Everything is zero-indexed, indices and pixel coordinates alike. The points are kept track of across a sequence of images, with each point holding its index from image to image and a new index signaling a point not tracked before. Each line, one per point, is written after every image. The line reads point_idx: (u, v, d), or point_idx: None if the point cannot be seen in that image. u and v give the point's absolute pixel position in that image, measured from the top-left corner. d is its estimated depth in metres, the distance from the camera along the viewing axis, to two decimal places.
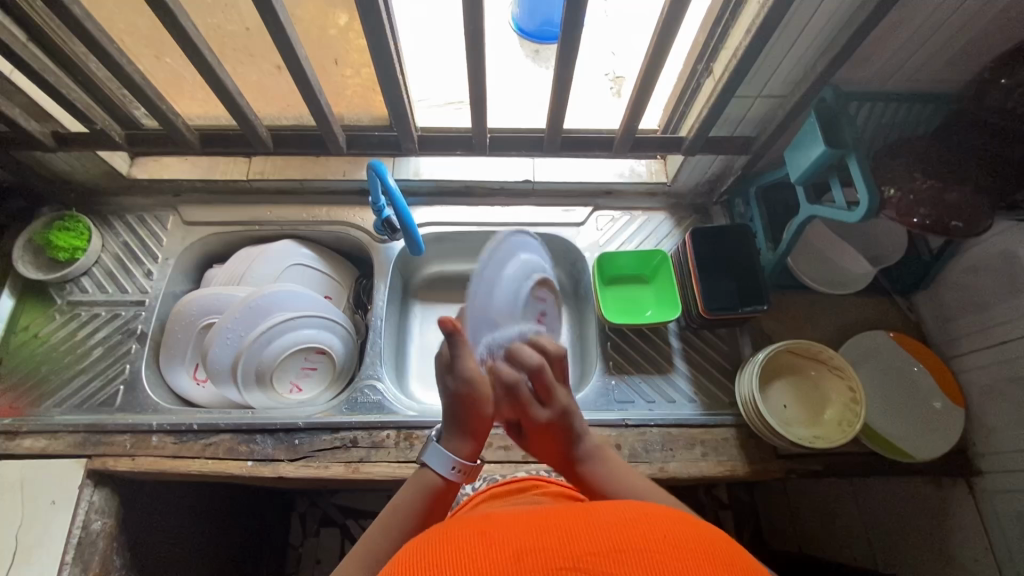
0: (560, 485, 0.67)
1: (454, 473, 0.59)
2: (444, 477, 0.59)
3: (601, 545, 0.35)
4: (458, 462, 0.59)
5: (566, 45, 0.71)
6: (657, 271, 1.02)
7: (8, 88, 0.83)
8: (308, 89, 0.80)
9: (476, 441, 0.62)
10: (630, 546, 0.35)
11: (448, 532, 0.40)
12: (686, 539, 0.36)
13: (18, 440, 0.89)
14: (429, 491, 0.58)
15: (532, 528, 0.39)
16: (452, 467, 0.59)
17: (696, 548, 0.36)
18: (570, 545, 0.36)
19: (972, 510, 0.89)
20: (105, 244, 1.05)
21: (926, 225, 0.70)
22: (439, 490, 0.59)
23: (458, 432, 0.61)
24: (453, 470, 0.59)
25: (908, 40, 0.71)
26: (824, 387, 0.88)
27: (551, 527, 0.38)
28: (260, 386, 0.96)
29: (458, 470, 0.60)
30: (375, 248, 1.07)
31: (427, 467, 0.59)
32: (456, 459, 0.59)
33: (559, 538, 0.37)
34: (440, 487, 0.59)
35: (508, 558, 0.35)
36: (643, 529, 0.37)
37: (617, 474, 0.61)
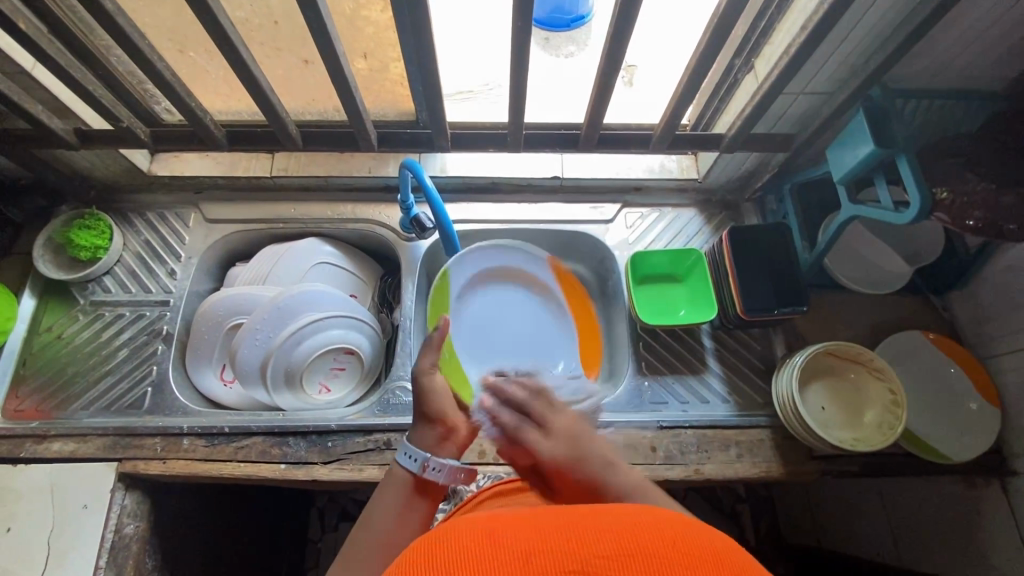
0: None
1: (413, 463, 0.60)
2: (410, 470, 0.60)
3: (614, 549, 0.33)
4: (414, 451, 0.60)
5: (614, 42, 0.69)
6: (691, 271, 1.01)
7: (30, 84, 0.80)
8: (343, 83, 0.78)
9: (437, 430, 0.65)
10: (645, 554, 0.33)
11: (453, 531, 0.37)
12: (701, 544, 0.34)
13: (46, 443, 0.87)
14: (405, 486, 0.59)
15: (543, 527, 0.36)
16: (412, 456, 0.60)
17: (712, 554, 0.33)
18: (578, 548, 0.34)
19: (1006, 510, 0.87)
20: (126, 243, 1.03)
21: (978, 228, 0.71)
22: (412, 482, 0.59)
23: (420, 425, 0.66)
24: (414, 461, 0.60)
25: (965, 37, 0.69)
26: (862, 389, 0.87)
27: (561, 530, 0.36)
28: (289, 386, 0.95)
29: (417, 460, 0.60)
30: (402, 246, 1.05)
31: (394, 464, 0.61)
32: (416, 449, 0.60)
33: (567, 539, 0.35)
34: (414, 481, 0.60)
35: (515, 561, 0.33)
36: (657, 533, 0.35)
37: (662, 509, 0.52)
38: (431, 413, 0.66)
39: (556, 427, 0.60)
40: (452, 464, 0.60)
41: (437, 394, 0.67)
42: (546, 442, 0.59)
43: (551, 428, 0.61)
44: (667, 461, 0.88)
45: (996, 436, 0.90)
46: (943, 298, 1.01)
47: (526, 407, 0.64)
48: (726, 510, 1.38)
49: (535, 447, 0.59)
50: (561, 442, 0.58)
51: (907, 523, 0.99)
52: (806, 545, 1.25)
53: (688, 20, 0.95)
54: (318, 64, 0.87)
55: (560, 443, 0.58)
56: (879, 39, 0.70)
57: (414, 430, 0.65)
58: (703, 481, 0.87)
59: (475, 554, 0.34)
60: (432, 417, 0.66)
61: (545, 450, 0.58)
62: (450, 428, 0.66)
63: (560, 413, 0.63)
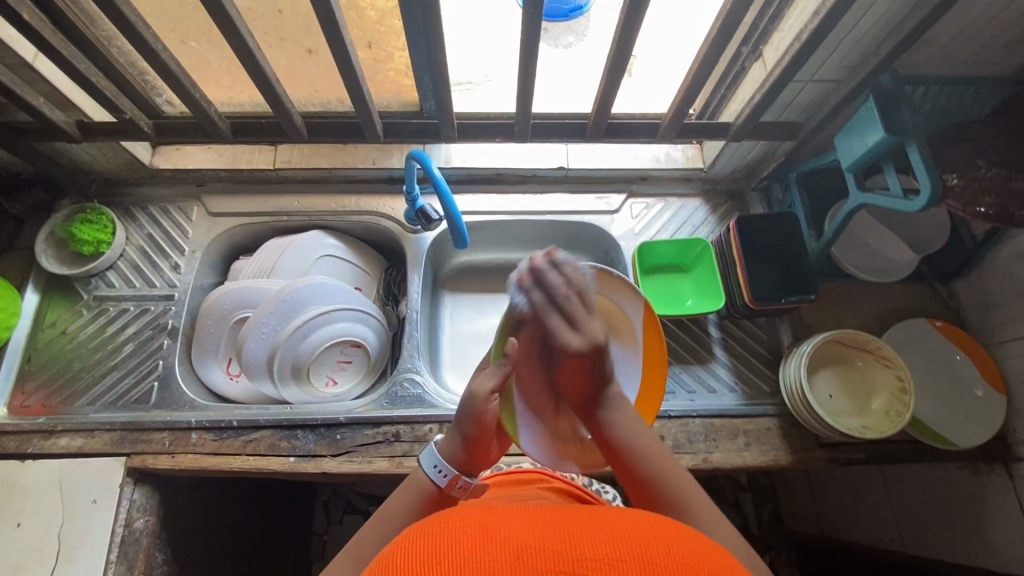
0: (563, 482, 0.67)
1: (441, 478, 0.59)
2: (436, 484, 0.59)
3: (606, 552, 0.33)
4: (444, 465, 0.60)
5: (625, 29, 0.68)
6: (697, 261, 1.00)
7: (31, 75, 0.79)
8: (350, 73, 0.77)
9: (471, 452, 0.62)
10: (637, 560, 0.33)
11: (447, 521, 0.38)
12: (693, 555, 0.34)
13: (54, 439, 0.87)
14: (424, 494, 0.59)
15: (537, 526, 0.37)
16: (440, 469, 0.59)
17: (701, 561, 0.34)
18: (571, 546, 0.34)
19: (1010, 495, 0.88)
20: (128, 237, 1.02)
21: (989, 215, 0.69)
22: (433, 494, 0.59)
23: (455, 437, 0.62)
24: (442, 475, 0.59)
25: (976, 22, 0.69)
26: (870, 377, 0.88)
27: (554, 530, 0.36)
28: (296, 379, 0.94)
29: (446, 476, 0.59)
30: (407, 238, 1.05)
31: (420, 470, 0.60)
32: (446, 465, 0.59)
33: (559, 538, 0.35)
34: (437, 494, 0.59)
35: (507, 554, 0.33)
36: (650, 541, 0.35)
37: (636, 432, 0.59)
38: (470, 439, 0.61)
39: (584, 322, 0.58)
40: (477, 486, 0.60)
41: (481, 419, 0.61)
42: (569, 333, 0.58)
43: (578, 324, 0.58)
44: (675, 450, 0.88)
45: (1001, 422, 0.91)
46: (947, 286, 1.01)
47: (561, 299, 0.59)
48: (729, 498, 1.39)
49: (559, 336, 0.58)
50: (584, 340, 0.57)
51: (910, 509, 1.00)
52: (808, 532, 1.26)
53: (694, 8, 0.94)
54: (322, 54, 0.86)
55: (578, 341, 0.57)
56: (891, 25, 0.69)
57: (448, 441, 0.62)
58: (711, 470, 0.87)
59: (466, 545, 0.34)
60: (473, 440, 0.61)
61: (568, 343, 0.57)
62: (483, 452, 0.63)
63: (592, 310, 0.59)
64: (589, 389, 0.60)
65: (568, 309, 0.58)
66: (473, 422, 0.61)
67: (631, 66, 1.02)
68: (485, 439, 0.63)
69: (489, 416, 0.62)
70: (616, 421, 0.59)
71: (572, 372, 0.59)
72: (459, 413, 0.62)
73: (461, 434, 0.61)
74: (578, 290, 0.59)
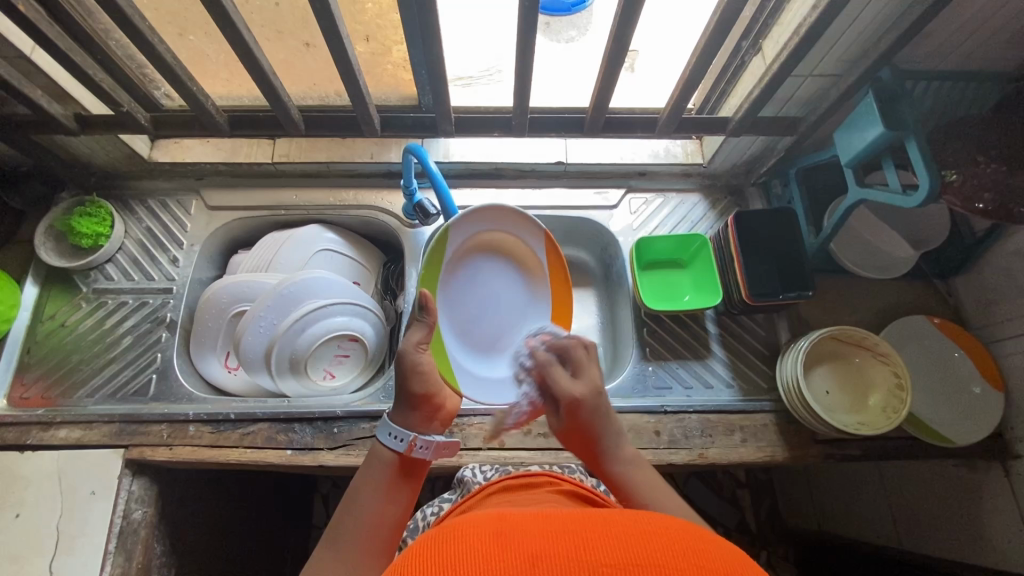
0: (573, 485, 0.66)
1: (400, 443, 0.59)
2: (396, 450, 0.59)
3: (620, 557, 0.34)
4: (399, 431, 0.60)
5: (622, 22, 0.68)
6: (695, 257, 1.00)
7: (29, 68, 0.79)
8: (347, 67, 0.77)
9: (420, 412, 0.64)
10: (652, 565, 0.33)
11: (460, 528, 0.38)
12: (706, 556, 0.35)
13: (52, 430, 0.87)
14: (388, 463, 0.59)
15: (548, 532, 0.37)
16: (396, 435, 0.60)
17: (722, 564, 0.34)
18: (588, 554, 0.34)
19: (1006, 493, 0.88)
20: (127, 230, 1.03)
21: (988, 211, 0.69)
22: (397, 461, 0.59)
23: (402, 405, 0.64)
24: (400, 440, 0.59)
25: (976, 17, 0.68)
26: (867, 374, 0.88)
27: (567, 536, 0.36)
28: (294, 373, 0.94)
29: (403, 440, 0.59)
30: (405, 233, 1.05)
31: (378, 441, 0.60)
32: (400, 429, 0.60)
33: (576, 546, 0.35)
34: (401, 460, 0.60)
35: (521, 562, 0.34)
36: (663, 543, 0.35)
37: (649, 484, 0.57)
38: (414, 396, 0.64)
39: (585, 374, 0.63)
40: (438, 441, 0.60)
41: (421, 373, 0.65)
42: (569, 383, 0.63)
43: (581, 376, 0.63)
44: (671, 445, 0.88)
45: (999, 419, 0.91)
46: (947, 284, 1.01)
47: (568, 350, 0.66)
48: (727, 494, 1.39)
49: (556, 383, 0.63)
50: (585, 389, 0.62)
51: (906, 507, 1.00)
52: (806, 528, 1.27)
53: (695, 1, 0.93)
54: (319, 47, 0.86)
55: (578, 386, 0.62)
56: (891, 20, 0.68)
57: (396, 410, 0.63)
58: (707, 465, 0.87)
59: (480, 555, 0.34)
60: (419, 399, 0.64)
61: (562, 390, 0.62)
62: (433, 407, 0.65)
63: (594, 365, 0.65)
64: (592, 444, 0.60)
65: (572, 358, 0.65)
66: (411, 381, 0.64)
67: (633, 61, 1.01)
68: (430, 394, 0.65)
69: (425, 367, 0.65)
70: (629, 475, 0.58)
71: (574, 423, 0.61)
72: (400, 378, 0.64)
73: (404, 395, 0.64)
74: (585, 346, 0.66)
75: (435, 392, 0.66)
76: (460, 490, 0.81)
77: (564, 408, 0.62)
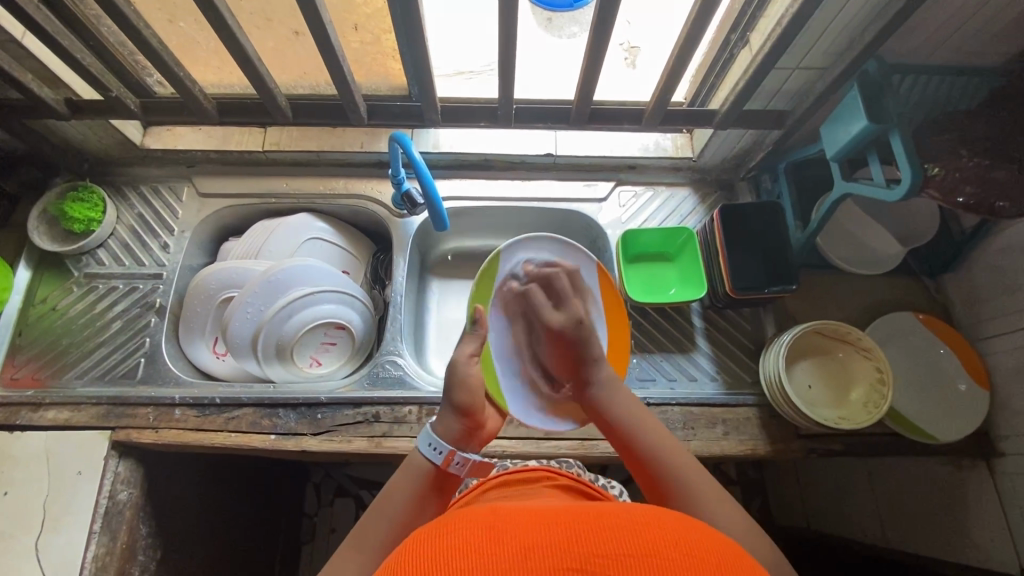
0: (570, 479, 0.66)
1: (437, 455, 0.60)
2: (432, 462, 0.60)
3: (613, 548, 0.34)
4: (438, 442, 0.61)
5: (602, 12, 0.68)
6: (682, 250, 1.00)
7: (19, 52, 0.80)
8: (331, 54, 0.77)
9: (463, 426, 0.64)
10: (644, 555, 0.34)
11: (453, 524, 0.39)
12: (698, 547, 0.35)
13: (41, 411, 0.89)
14: (422, 475, 0.60)
15: (542, 525, 0.37)
16: (436, 447, 0.60)
17: (714, 559, 0.35)
18: (581, 546, 0.34)
19: (989, 490, 0.88)
20: (119, 216, 1.04)
21: (968, 206, 0.70)
22: (431, 473, 0.60)
23: (446, 415, 0.65)
24: (438, 453, 0.60)
25: (959, 10, 0.68)
26: (850, 369, 0.88)
27: (560, 528, 0.37)
28: (280, 358, 0.95)
29: (441, 452, 0.60)
30: (394, 222, 1.05)
31: (417, 450, 0.61)
32: (440, 441, 0.61)
33: (569, 538, 0.35)
34: (434, 471, 0.60)
35: (513, 554, 0.34)
36: (656, 535, 0.36)
37: (629, 408, 0.65)
38: (459, 407, 0.65)
39: (567, 305, 0.77)
40: (474, 460, 0.62)
41: (467, 385, 0.66)
42: (554, 314, 0.77)
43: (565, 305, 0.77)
44: None
45: (984, 417, 0.90)
46: (935, 281, 1.01)
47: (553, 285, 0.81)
48: None
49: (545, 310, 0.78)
50: (567, 318, 0.75)
51: (892, 504, 1.00)
52: (794, 525, 1.27)
53: None
54: (308, 36, 0.86)
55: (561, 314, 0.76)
56: (875, 11, 0.68)
57: (441, 422, 0.64)
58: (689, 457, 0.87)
59: (474, 548, 0.35)
60: (463, 410, 0.65)
61: (552, 316, 0.77)
62: (476, 423, 0.66)
63: (575, 297, 0.78)
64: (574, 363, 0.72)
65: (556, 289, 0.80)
66: (459, 393, 0.66)
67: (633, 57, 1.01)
68: (474, 409, 0.66)
69: (473, 381, 0.67)
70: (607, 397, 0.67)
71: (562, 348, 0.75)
72: (447, 386, 0.67)
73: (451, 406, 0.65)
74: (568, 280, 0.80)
75: (480, 408, 0.66)
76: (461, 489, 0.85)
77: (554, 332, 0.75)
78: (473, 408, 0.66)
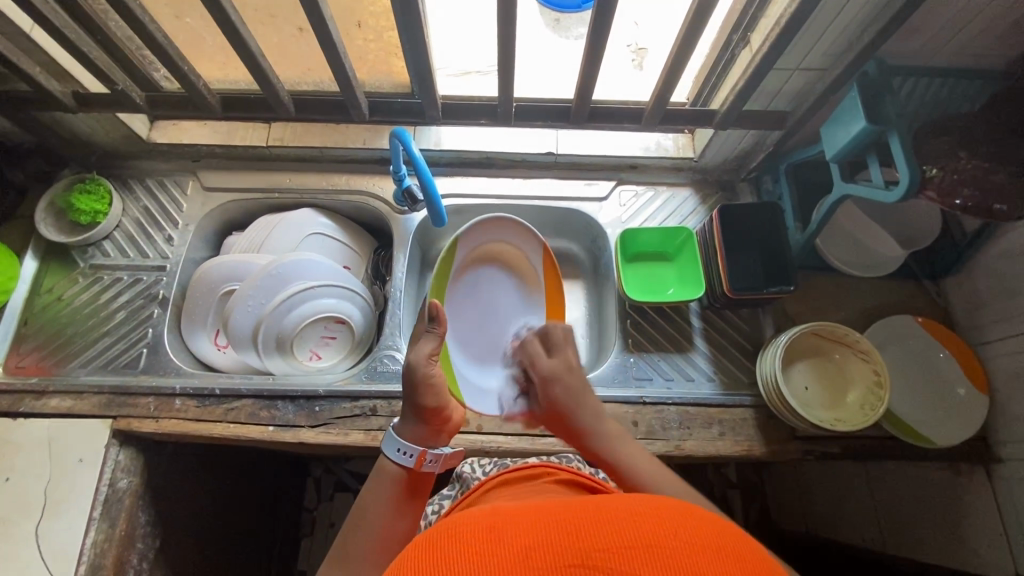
0: (569, 473, 0.67)
1: (408, 458, 0.62)
2: (404, 466, 0.62)
3: (613, 540, 0.35)
4: (407, 446, 0.63)
5: (600, 11, 0.69)
6: (681, 250, 1.01)
7: (28, 45, 0.81)
8: (332, 50, 0.78)
9: (428, 426, 0.66)
10: (645, 545, 0.34)
11: (454, 525, 0.39)
12: (698, 532, 0.36)
13: (45, 399, 0.91)
14: (395, 479, 0.62)
15: (543, 520, 0.38)
16: (404, 450, 0.63)
17: (716, 543, 0.35)
18: (582, 541, 0.35)
19: (987, 497, 0.88)
20: (125, 209, 1.05)
21: (966, 208, 0.70)
22: (404, 476, 0.62)
23: (411, 417, 0.66)
24: (408, 455, 0.62)
25: (960, 11, 0.67)
26: (847, 371, 0.87)
27: (560, 522, 0.37)
28: (280, 351, 0.96)
29: (411, 455, 0.63)
30: (395, 218, 1.06)
31: (387, 455, 0.63)
32: (408, 445, 0.63)
33: (570, 534, 0.36)
34: (407, 474, 0.62)
35: (515, 554, 0.34)
36: (655, 522, 0.36)
37: (642, 463, 0.60)
38: (424, 410, 0.65)
39: (562, 353, 0.72)
40: (445, 454, 0.64)
41: (430, 387, 0.66)
42: (548, 362, 0.71)
43: (559, 352, 0.72)
44: (648, 436, 0.88)
45: (983, 422, 0.90)
46: (937, 285, 1.00)
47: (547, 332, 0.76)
48: (717, 494, 1.39)
49: (537, 361, 0.73)
50: (562, 367, 0.70)
51: (889, 509, 0.99)
52: (792, 529, 1.26)
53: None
54: (311, 32, 0.87)
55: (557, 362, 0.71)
56: (874, 12, 0.68)
57: (406, 426, 0.65)
58: (684, 457, 0.87)
59: (475, 549, 0.35)
60: (428, 411, 0.66)
61: (545, 366, 0.71)
62: (442, 419, 0.67)
63: (570, 345, 0.73)
64: (567, 419, 0.66)
65: (551, 339, 0.74)
66: (420, 396, 0.65)
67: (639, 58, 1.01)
68: (438, 407, 0.67)
69: (435, 381, 0.66)
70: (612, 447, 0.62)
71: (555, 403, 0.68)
72: (409, 390, 0.65)
73: (415, 410, 0.65)
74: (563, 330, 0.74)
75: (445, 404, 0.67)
76: (457, 484, 0.85)
77: (545, 383, 0.70)
78: (437, 408, 0.66)
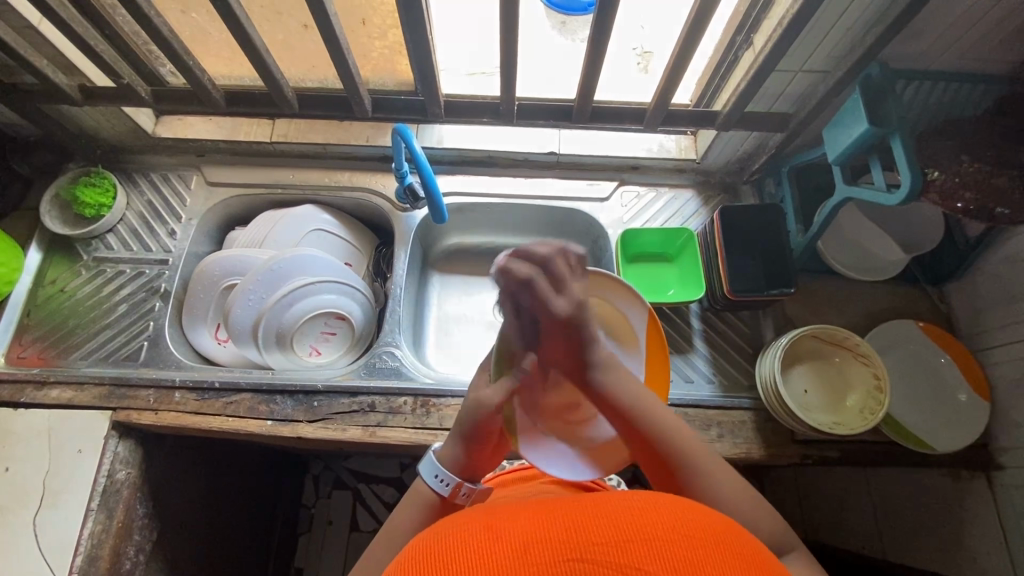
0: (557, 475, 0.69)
1: (443, 487, 0.59)
2: (438, 494, 0.58)
3: (609, 533, 0.35)
4: (445, 474, 0.59)
5: (602, 10, 0.69)
6: (682, 251, 1.01)
7: (36, 37, 0.82)
8: (336, 48, 0.79)
9: (471, 458, 0.59)
10: (645, 539, 0.34)
11: (451, 528, 0.39)
12: (695, 527, 0.36)
13: (46, 389, 0.91)
14: (428, 504, 0.58)
15: (538, 515, 0.38)
16: (441, 478, 0.59)
17: (713, 536, 0.35)
18: (576, 535, 0.35)
19: (989, 504, 0.86)
20: (129, 202, 1.06)
21: (967, 211, 0.70)
22: (437, 504, 0.59)
23: (458, 442, 0.60)
24: (444, 484, 0.59)
25: (964, 14, 0.67)
26: (847, 374, 0.87)
27: (558, 515, 0.37)
28: (280, 347, 0.96)
29: (448, 484, 0.59)
30: (396, 216, 1.07)
31: (421, 480, 0.60)
32: (447, 474, 0.58)
33: (564, 527, 0.36)
34: (440, 502, 0.59)
35: (512, 551, 0.34)
36: (652, 515, 0.36)
37: (635, 393, 0.57)
38: (472, 442, 0.59)
39: (569, 290, 0.56)
40: (481, 490, 0.60)
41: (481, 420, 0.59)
42: (557, 302, 0.56)
43: (570, 291, 0.56)
44: None
45: (984, 428, 0.89)
46: (939, 291, 1.00)
47: (551, 264, 0.56)
48: None
49: (545, 301, 0.56)
50: (573, 308, 0.56)
51: (888, 516, 0.99)
52: None
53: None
54: (317, 29, 0.87)
55: (571, 306, 0.56)
56: (877, 13, 0.68)
57: (447, 449, 0.60)
58: None
59: (474, 547, 0.35)
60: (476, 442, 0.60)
61: (559, 307, 0.56)
62: (486, 457, 0.60)
63: (576, 276, 0.57)
64: (584, 354, 0.58)
65: (559, 273, 0.56)
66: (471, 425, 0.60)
67: (642, 61, 1.02)
68: (487, 442, 0.60)
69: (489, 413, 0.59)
70: (618, 386, 0.57)
71: (564, 342, 0.58)
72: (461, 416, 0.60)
73: (463, 440, 0.59)
74: (565, 254, 0.57)
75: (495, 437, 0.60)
76: None
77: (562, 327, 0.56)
78: (487, 440, 0.60)
